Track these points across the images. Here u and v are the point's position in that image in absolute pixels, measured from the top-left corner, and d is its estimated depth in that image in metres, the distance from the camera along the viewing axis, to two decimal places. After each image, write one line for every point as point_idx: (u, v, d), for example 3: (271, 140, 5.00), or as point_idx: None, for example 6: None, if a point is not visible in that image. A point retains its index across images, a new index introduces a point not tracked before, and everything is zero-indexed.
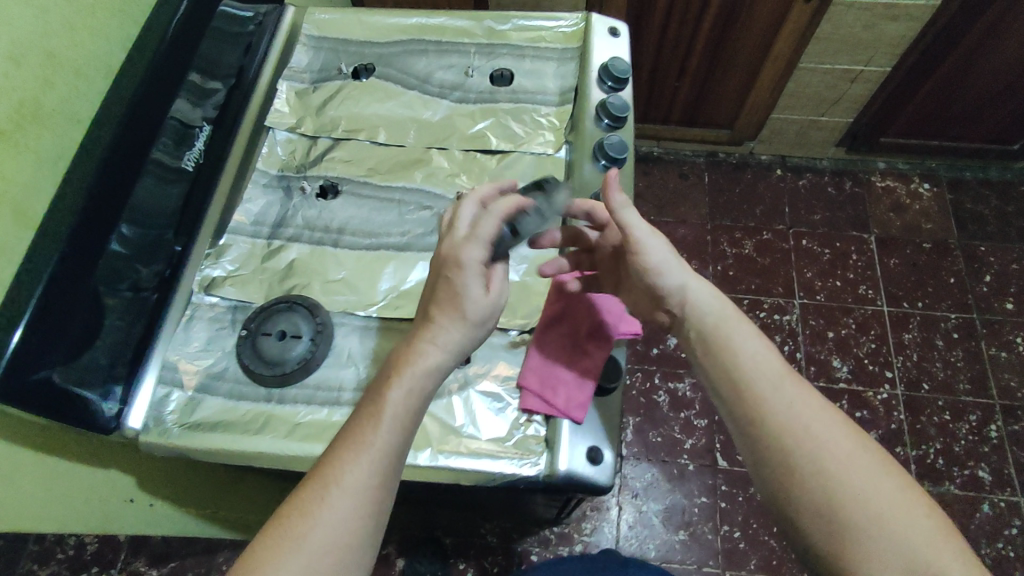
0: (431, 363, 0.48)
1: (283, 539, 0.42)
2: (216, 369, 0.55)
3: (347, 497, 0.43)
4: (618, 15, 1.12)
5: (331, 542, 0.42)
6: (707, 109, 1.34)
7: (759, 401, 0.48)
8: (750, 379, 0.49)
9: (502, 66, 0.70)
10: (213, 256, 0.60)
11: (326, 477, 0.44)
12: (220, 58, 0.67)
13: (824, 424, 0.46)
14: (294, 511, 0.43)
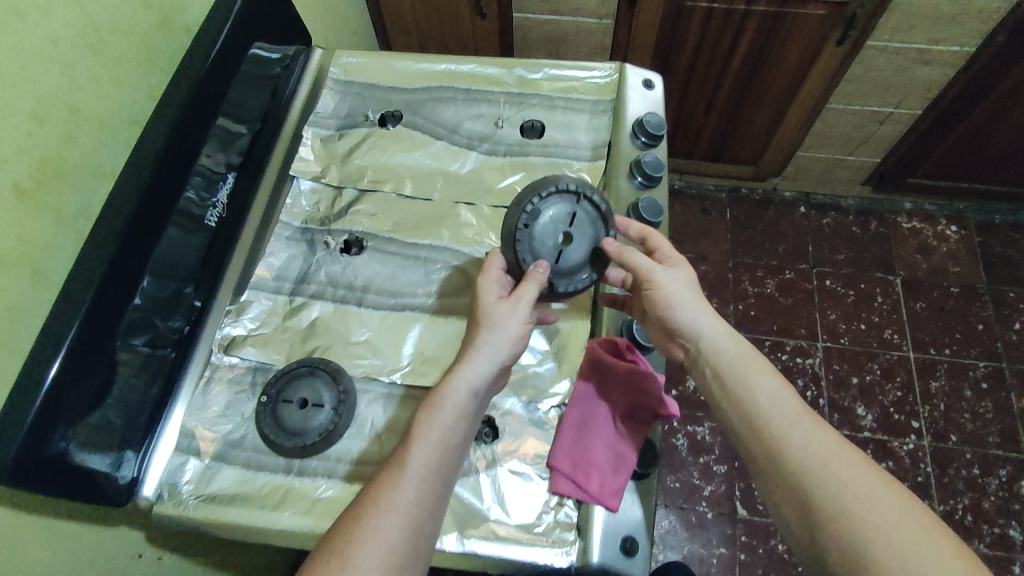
0: (470, 372, 0.49)
1: (353, 529, 0.43)
2: (234, 436, 0.53)
3: (414, 493, 0.45)
4: (644, 52, 1.11)
5: (399, 536, 0.43)
6: (731, 146, 1.32)
7: (765, 435, 0.49)
8: (764, 416, 0.49)
9: (532, 118, 0.68)
10: (234, 313, 0.58)
11: (396, 469, 0.46)
12: (245, 102, 0.66)
13: (833, 451, 0.47)
14: (366, 504, 0.44)
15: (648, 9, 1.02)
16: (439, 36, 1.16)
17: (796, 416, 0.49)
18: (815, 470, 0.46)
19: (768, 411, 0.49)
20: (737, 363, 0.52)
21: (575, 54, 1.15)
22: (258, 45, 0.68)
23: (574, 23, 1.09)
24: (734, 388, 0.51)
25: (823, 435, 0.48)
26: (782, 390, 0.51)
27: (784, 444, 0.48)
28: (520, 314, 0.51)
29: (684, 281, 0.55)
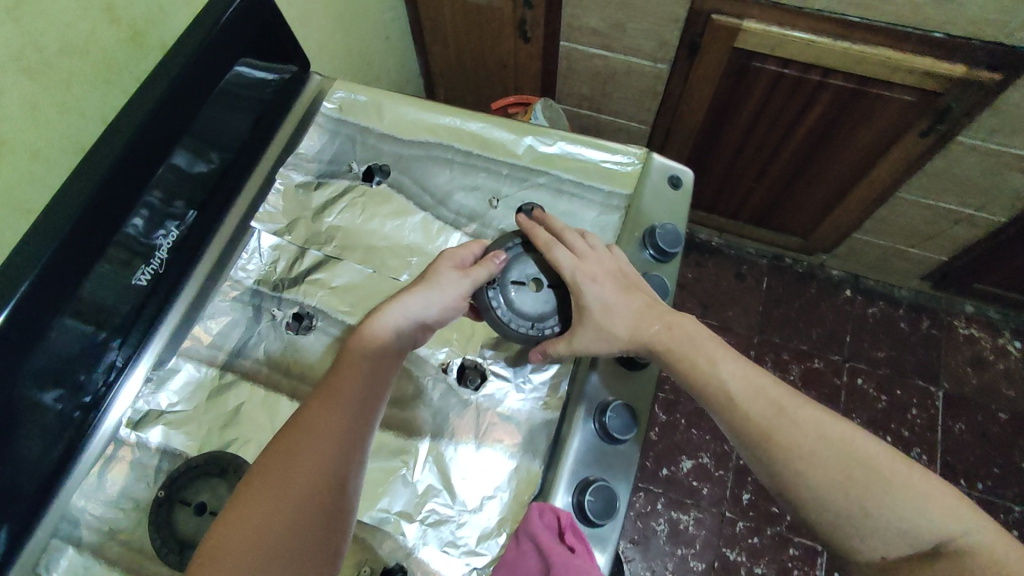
0: (403, 316, 0.48)
1: (284, 451, 0.42)
2: (123, 530, 0.48)
3: (345, 419, 0.44)
4: (700, 106, 0.99)
5: (333, 459, 0.42)
6: (780, 214, 1.20)
7: (827, 485, 0.43)
8: (830, 475, 0.43)
9: (533, 201, 0.60)
10: (153, 382, 0.52)
11: (328, 396, 0.45)
12: (222, 127, 0.57)
13: (905, 490, 0.42)
14: (296, 428, 0.43)
15: (710, 63, 0.90)
16: (479, 49, 1.07)
17: (852, 456, 0.44)
18: (892, 516, 0.42)
19: (813, 458, 0.44)
20: (769, 397, 0.47)
21: (624, 94, 1.04)
22: (249, 60, 0.58)
23: (626, 63, 0.97)
24: (768, 435, 0.45)
25: (883, 468, 0.43)
26: (822, 419, 0.46)
27: (853, 500, 0.43)
28: (463, 285, 0.50)
29: (608, 298, 0.51)
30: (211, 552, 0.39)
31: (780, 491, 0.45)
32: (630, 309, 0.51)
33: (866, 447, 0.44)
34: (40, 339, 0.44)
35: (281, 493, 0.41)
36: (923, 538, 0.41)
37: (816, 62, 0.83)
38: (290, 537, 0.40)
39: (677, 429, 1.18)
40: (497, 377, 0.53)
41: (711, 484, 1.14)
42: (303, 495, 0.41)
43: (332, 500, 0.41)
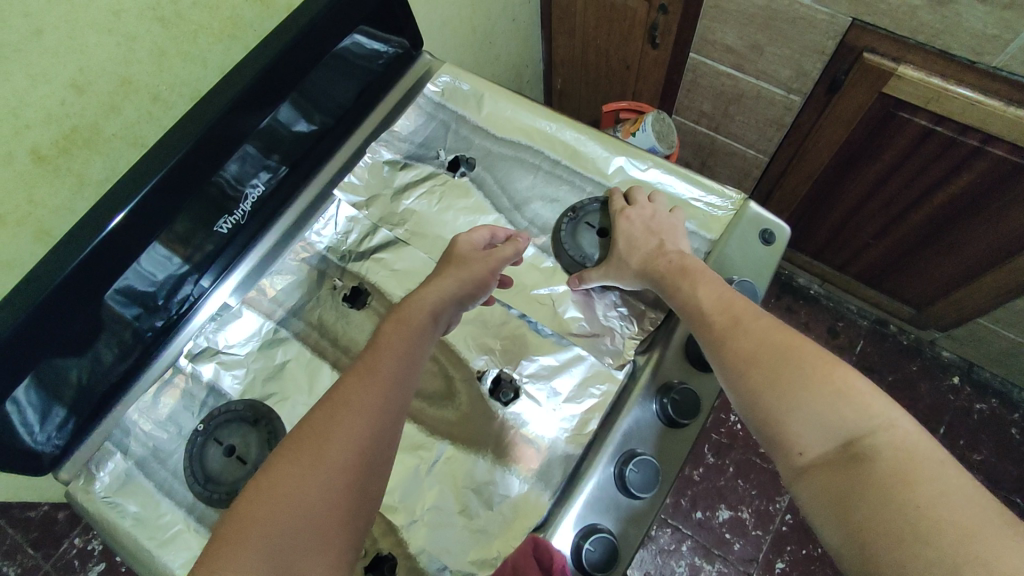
0: (437, 294, 0.49)
1: (324, 419, 0.41)
2: (165, 450, 0.52)
3: (385, 397, 0.42)
4: (827, 147, 0.90)
5: (372, 434, 0.41)
6: (895, 278, 1.08)
7: (759, 380, 0.42)
8: (773, 385, 0.42)
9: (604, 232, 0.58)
10: (217, 321, 0.56)
11: (370, 369, 0.44)
12: (331, 91, 0.58)
13: (836, 385, 0.40)
14: (337, 399, 0.42)
15: (849, 104, 0.81)
16: (605, 44, 1.03)
17: (790, 351, 0.42)
18: (818, 411, 0.40)
19: (752, 356, 0.43)
20: (727, 306, 0.47)
21: (747, 118, 0.96)
22: (370, 31, 0.57)
23: (755, 86, 0.89)
24: (718, 335, 0.46)
25: (819, 364, 0.41)
26: (771, 323, 0.45)
27: (783, 398, 0.41)
28: (490, 263, 0.52)
29: (635, 231, 0.54)
30: (244, 512, 0.37)
31: (723, 384, 0.45)
32: (643, 247, 0.53)
33: (808, 346, 0.43)
34: (126, 267, 0.46)
35: (318, 462, 0.39)
36: (840, 434, 0.39)
37: (975, 124, 0.72)
38: (324, 511, 0.38)
39: (722, 475, 1.12)
40: (525, 399, 0.51)
41: (745, 542, 1.07)
42: (339, 467, 0.39)
43: (362, 476, 0.40)
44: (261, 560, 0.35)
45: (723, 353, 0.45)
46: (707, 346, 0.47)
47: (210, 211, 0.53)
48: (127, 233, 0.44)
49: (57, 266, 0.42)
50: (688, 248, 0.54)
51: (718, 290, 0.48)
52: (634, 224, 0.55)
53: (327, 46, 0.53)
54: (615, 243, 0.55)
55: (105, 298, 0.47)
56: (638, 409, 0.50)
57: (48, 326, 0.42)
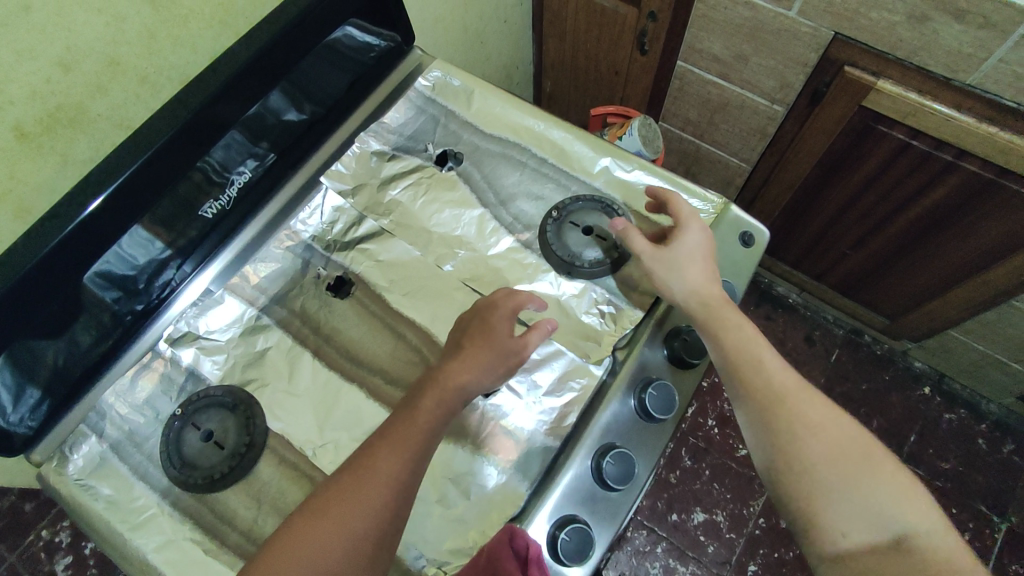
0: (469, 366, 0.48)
1: (347, 490, 0.43)
2: (140, 434, 0.52)
3: (398, 471, 0.44)
4: (808, 157, 0.93)
5: (402, 481, 0.44)
6: (872, 289, 1.11)
7: (817, 454, 0.45)
8: (821, 463, 0.44)
9: (592, 228, 0.57)
10: (198, 307, 0.55)
11: (401, 437, 0.45)
12: (319, 84, 0.59)
13: (885, 477, 0.44)
14: (363, 469, 0.44)
15: (830, 116, 0.84)
16: (594, 49, 1.04)
17: (842, 439, 0.45)
18: (869, 500, 0.43)
19: (808, 427, 0.46)
20: (771, 372, 0.48)
21: (731, 127, 0.98)
22: (360, 23, 0.58)
23: (741, 96, 0.92)
24: (766, 399, 0.47)
25: (868, 455, 0.45)
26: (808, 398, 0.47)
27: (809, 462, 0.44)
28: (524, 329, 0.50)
29: (686, 265, 0.52)
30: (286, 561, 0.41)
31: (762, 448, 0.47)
32: (693, 282, 0.51)
33: (851, 433, 0.46)
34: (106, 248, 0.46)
35: (347, 515, 0.42)
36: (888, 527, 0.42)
37: (948, 139, 0.75)
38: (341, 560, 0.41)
39: (698, 479, 1.14)
40: (509, 392, 0.52)
41: (720, 545, 1.08)
42: (365, 519, 0.42)
43: (377, 549, 0.42)
44: None
45: (769, 419, 0.47)
46: (749, 408, 0.48)
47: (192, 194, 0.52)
48: (109, 214, 0.44)
49: (37, 240, 0.42)
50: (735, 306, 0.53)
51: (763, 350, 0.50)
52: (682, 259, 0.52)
53: (322, 35, 0.54)
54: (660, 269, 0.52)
55: (84, 281, 0.46)
56: (617, 403, 0.51)
57: (28, 298, 0.42)
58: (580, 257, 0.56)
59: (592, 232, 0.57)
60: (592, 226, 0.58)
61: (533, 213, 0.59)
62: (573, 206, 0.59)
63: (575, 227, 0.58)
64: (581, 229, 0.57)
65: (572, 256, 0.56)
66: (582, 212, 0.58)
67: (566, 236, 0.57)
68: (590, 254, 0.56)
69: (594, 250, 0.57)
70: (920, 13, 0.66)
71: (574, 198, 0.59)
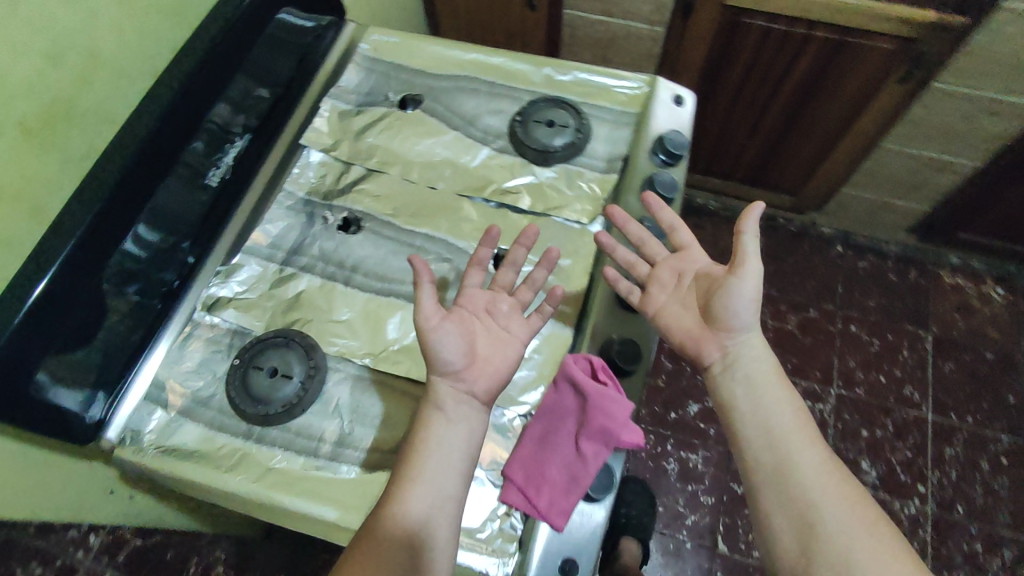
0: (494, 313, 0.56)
1: (413, 470, 0.49)
2: (204, 393, 0.54)
3: (444, 432, 0.50)
4: (693, 66, 1.07)
5: (450, 437, 0.50)
6: (773, 172, 1.27)
7: (830, 502, 0.50)
8: (831, 512, 0.50)
9: (555, 120, 0.65)
10: (222, 274, 0.58)
11: (438, 405, 0.51)
12: (273, 68, 0.65)
13: (881, 531, 0.49)
14: (419, 448, 0.50)
15: (703, 21, 0.98)
16: (487, 18, 1.14)
17: (850, 492, 0.51)
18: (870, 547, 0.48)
19: (824, 482, 0.51)
20: (796, 424, 0.54)
21: (623, 59, 1.13)
22: (289, 11, 0.66)
23: (625, 27, 1.06)
24: (787, 451, 0.53)
25: (870, 514, 0.50)
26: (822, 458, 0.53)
27: (814, 511, 0.50)
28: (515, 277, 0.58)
29: (742, 303, 0.56)
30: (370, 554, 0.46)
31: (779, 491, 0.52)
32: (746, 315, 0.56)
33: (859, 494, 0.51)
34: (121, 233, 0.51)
35: (413, 492, 0.48)
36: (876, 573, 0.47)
37: (799, 14, 0.92)
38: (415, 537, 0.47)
39: (684, 376, 1.23)
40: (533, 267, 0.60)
41: (717, 425, 1.20)
42: (427, 489, 0.48)
43: (435, 531, 0.47)
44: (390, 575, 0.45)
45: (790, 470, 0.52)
46: (768, 459, 0.53)
47: (186, 175, 0.57)
48: (118, 202, 0.50)
49: (73, 223, 0.48)
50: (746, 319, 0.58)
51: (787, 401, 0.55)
52: (741, 294, 0.56)
53: (259, 21, 0.61)
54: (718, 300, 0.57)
55: (110, 269, 0.51)
56: (622, 247, 0.60)
57: (70, 281, 0.48)
58: (553, 145, 0.64)
59: (556, 123, 0.65)
60: (555, 119, 0.65)
61: (500, 125, 0.67)
62: (535, 110, 0.66)
63: (541, 123, 0.65)
64: (546, 124, 0.65)
65: (545, 146, 0.64)
66: (543, 111, 0.66)
67: (535, 133, 0.65)
68: (560, 141, 0.64)
69: (562, 136, 0.64)
70: None
71: (532, 103, 0.67)
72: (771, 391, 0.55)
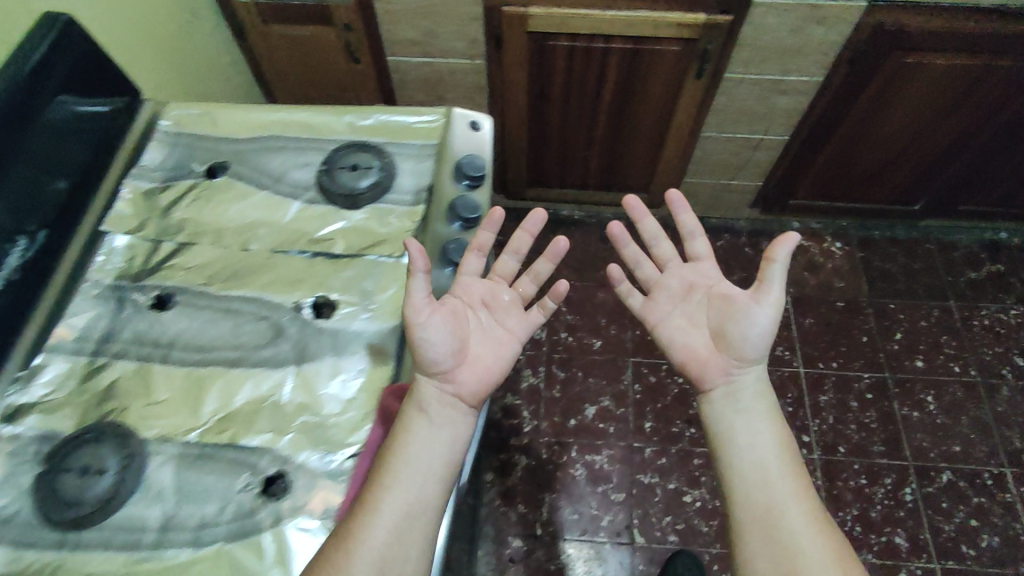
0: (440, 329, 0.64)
1: (382, 471, 0.56)
2: (5, 511, 0.50)
3: (415, 435, 0.59)
4: (519, 92, 1.14)
5: (417, 440, 0.59)
6: (619, 177, 1.35)
7: (819, 551, 0.55)
8: (809, 553, 0.55)
9: (360, 164, 0.67)
10: (22, 381, 0.56)
11: (384, 418, 0.60)
12: (59, 156, 0.64)
13: None
14: (394, 452, 0.58)
15: (514, 50, 1.05)
16: (316, 77, 1.16)
17: (834, 542, 0.56)
18: None
19: (816, 532, 0.56)
20: (794, 474, 0.59)
21: (455, 94, 1.18)
22: (71, 98, 0.66)
23: (447, 64, 1.12)
24: (781, 499, 0.58)
25: (846, 566, 0.55)
26: (818, 511, 0.58)
27: (798, 560, 0.54)
28: (432, 317, 0.62)
29: (761, 326, 0.65)
30: (354, 540, 0.52)
31: (767, 533, 0.56)
32: (763, 338, 0.66)
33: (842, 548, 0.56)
34: None
35: (396, 486, 0.56)
36: None
37: (594, 32, 1.00)
38: (400, 530, 0.54)
39: (576, 381, 1.28)
40: (350, 308, 0.60)
41: (616, 421, 1.24)
42: (410, 485, 0.56)
43: (416, 522, 0.55)
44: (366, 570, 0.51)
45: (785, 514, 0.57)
46: (761, 497, 0.58)
47: None
48: None
49: None
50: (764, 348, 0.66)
51: (783, 446, 0.61)
52: (759, 317, 0.66)
53: (30, 112, 0.61)
54: (734, 314, 0.67)
55: None
56: None
57: None
58: (361, 188, 0.66)
59: (362, 167, 0.67)
60: (360, 163, 0.67)
61: (309, 177, 0.68)
62: (340, 157, 0.68)
63: (347, 170, 0.67)
64: (352, 169, 0.67)
65: (354, 190, 0.65)
66: (348, 158, 0.68)
67: (343, 179, 0.66)
68: (367, 182, 0.66)
69: (369, 178, 0.66)
70: None
71: (337, 151, 0.69)
72: (767, 444, 0.61)
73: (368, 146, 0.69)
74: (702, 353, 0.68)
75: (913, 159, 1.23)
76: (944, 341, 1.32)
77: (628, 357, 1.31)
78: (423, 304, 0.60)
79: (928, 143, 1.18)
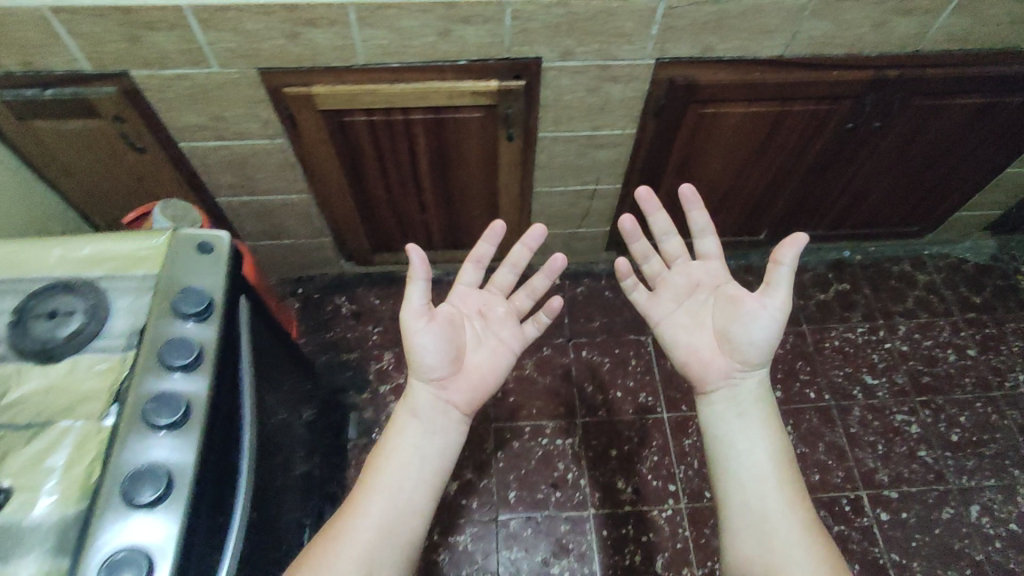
0: (420, 347, 0.77)
1: (373, 459, 0.74)
2: None
3: (411, 438, 0.75)
4: (330, 167, 1.08)
5: (415, 448, 0.74)
6: (464, 236, 1.31)
7: (802, 518, 0.69)
8: (781, 521, 0.68)
9: (62, 309, 0.59)
10: None
11: (395, 427, 0.76)
12: None
13: (817, 542, 0.67)
14: (376, 454, 0.74)
15: (310, 128, 1.00)
16: (102, 168, 1.05)
17: (809, 513, 0.70)
18: (797, 542, 0.67)
19: (806, 509, 0.70)
20: (789, 461, 0.73)
21: (266, 172, 1.11)
22: None
23: (246, 145, 1.04)
24: (794, 481, 0.72)
25: (815, 528, 0.69)
26: (795, 490, 0.71)
27: (777, 528, 0.68)
28: (427, 330, 0.77)
29: (764, 326, 0.76)
30: (334, 534, 0.67)
31: (785, 507, 0.69)
32: (766, 338, 0.77)
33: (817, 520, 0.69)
34: None
35: (383, 484, 0.71)
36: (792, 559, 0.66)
37: (387, 105, 0.96)
38: (392, 511, 0.69)
39: None
40: (22, 495, 0.50)
41: (479, 496, 1.18)
42: (391, 485, 0.71)
43: (390, 520, 0.68)
44: (340, 554, 0.65)
45: (784, 492, 0.70)
46: (772, 480, 0.71)
47: None
48: None
49: None
50: (755, 346, 0.77)
51: (782, 437, 0.75)
52: (749, 314, 0.77)
53: None
54: (738, 312, 0.79)
55: None
56: (137, 437, 0.53)
57: None
58: (65, 339, 0.57)
59: (65, 312, 0.58)
60: (64, 307, 0.59)
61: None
62: (38, 301, 0.59)
63: (47, 316, 0.58)
64: (53, 316, 0.58)
65: (56, 342, 0.57)
66: (48, 300, 0.59)
67: (43, 329, 0.58)
68: (72, 332, 0.58)
69: (75, 324, 0.58)
70: (290, 32, 0.85)
71: (33, 293, 0.59)
72: (761, 452, 0.73)
73: (75, 282, 0.60)
74: (704, 354, 0.81)
75: (743, 194, 1.24)
76: (799, 367, 1.33)
77: (489, 424, 1.25)
78: (417, 316, 0.77)
79: (751, 179, 1.20)
